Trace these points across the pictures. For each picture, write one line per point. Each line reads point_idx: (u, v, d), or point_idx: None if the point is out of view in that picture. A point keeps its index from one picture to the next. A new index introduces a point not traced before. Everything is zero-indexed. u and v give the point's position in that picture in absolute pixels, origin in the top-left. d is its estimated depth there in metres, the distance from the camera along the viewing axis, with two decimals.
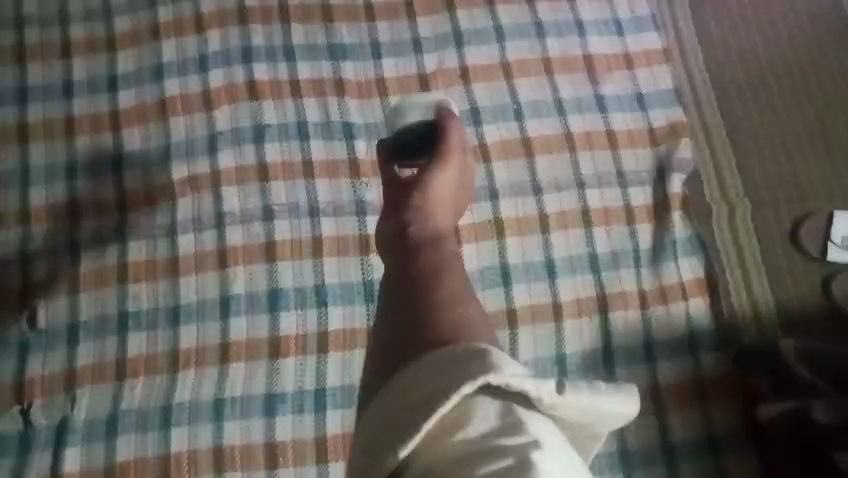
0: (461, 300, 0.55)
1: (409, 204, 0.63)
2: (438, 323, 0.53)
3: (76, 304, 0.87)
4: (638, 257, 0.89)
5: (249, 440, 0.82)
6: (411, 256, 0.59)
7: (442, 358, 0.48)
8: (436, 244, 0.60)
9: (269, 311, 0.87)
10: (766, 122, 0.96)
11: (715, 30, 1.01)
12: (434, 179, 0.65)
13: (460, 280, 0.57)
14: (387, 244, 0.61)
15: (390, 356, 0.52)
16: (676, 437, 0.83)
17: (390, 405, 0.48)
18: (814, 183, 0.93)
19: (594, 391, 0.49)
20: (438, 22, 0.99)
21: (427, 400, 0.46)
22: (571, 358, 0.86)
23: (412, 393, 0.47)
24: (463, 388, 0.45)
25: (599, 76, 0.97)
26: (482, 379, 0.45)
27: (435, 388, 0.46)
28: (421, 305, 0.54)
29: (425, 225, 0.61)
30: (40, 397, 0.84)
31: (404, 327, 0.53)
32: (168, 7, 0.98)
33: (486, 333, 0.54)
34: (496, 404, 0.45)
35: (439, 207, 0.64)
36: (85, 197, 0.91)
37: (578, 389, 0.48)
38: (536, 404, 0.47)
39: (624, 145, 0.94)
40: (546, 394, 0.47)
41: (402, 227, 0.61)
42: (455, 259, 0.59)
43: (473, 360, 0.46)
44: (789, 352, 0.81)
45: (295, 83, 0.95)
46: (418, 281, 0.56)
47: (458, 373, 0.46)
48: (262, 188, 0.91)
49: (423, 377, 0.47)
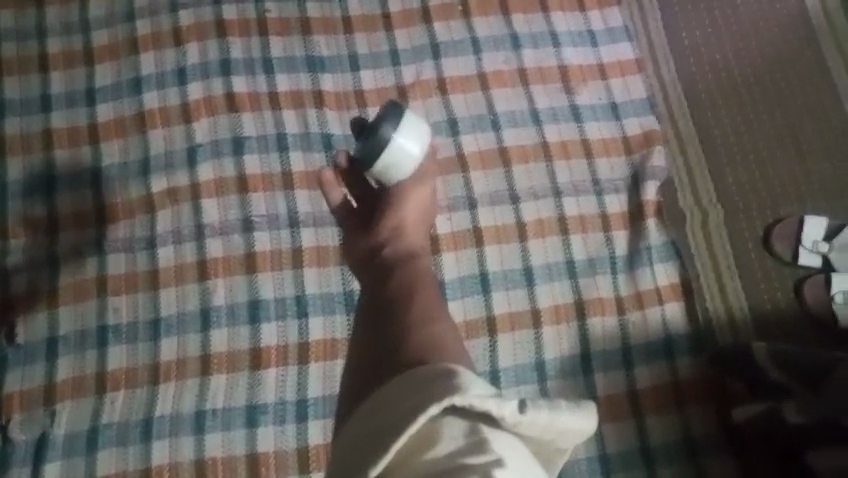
0: (433, 317, 0.56)
1: (384, 220, 0.64)
2: (414, 345, 0.54)
3: (55, 317, 0.87)
4: (615, 263, 0.91)
5: (231, 451, 0.82)
6: (384, 276, 0.60)
7: (409, 375, 0.49)
8: (409, 262, 0.61)
9: (250, 323, 0.87)
10: (738, 130, 0.98)
11: (687, 40, 1.03)
12: (409, 193, 0.65)
13: (432, 295, 0.58)
14: (361, 265, 0.63)
15: (366, 380, 0.54)
16: (653, 439, 0.84)
17: (360, 425, 0.49)
18: (785, 190, 0.95)
19: (554, 411, 0.50)
20: (416, 34, 1.00)
21: (399, 420, 0.47)
22: (550, 364, 0.87)
23: (381, 414, 0.49)
24: (431, 409, 0.47)
25: (574, 86, 0.99)
26: (448, 400, 0.47)
27: (404, 409, 0.48)
28: (393, 326, 0.55)
29: (399, 246, 0.62)
30: (19, 412, 0.84)
31: (378, 349, 0.55)
32: (146, 21, 0.99)
33: (459, 351, 0.55)
34: (462, 423, 0.47)
35: (415, 228, 0.64)
36: (63, 210, 0.91)
37: (538, 407, 0.50)
38: (499, 424, 0.48)
39: (599, 154, 0.96)
40: (508, 413, 0.48)
41: (376, 249, 0.62)
42: (428, 274, 0.60)
43: (441, 381, 0.48)
44: (761, 355, 0.82)
45: (273, 96, 0.96)
46: (389, 300, 0.57)
47: (426, 393, 0.48)
48: (242, 199, 0.91)
49: (392, 396, 0.49)
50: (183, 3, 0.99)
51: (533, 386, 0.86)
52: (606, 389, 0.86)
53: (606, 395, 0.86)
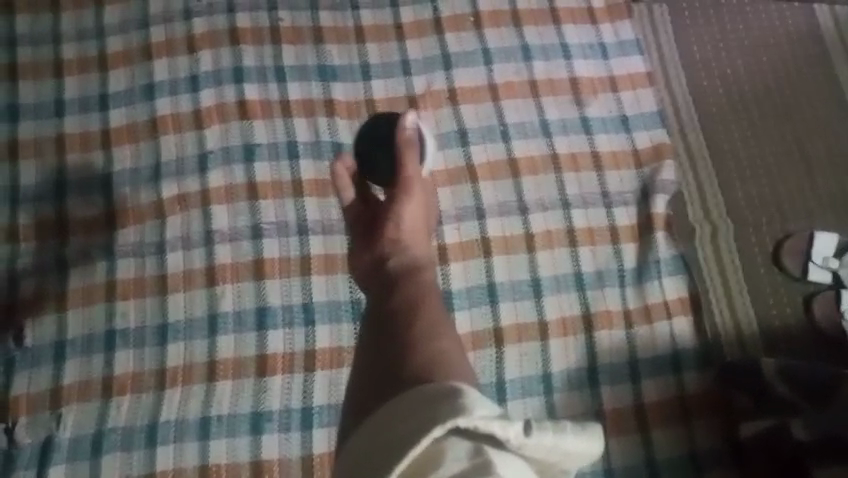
0: (439, 333, 0.55)
1: (383, 236, 0.62)
2: (416, 361, 0.53)
3: (63, 321, 0.87)
4: (623, 276, 0.91)
5: (235, 458, 0.82)
6: (388, 291, 0.58)
7: (417, 394, 0.49)
8: (415, 276, 0.59)
9: (256, 329, 0.87)
10: (748, 144, 0.98)
11: (698, 54, 1.03)
12: (405, 207, 0.64)
13: (438, 311, 0.57)
14: (365, 277, 0.61)
15: (367, 395, 0.53)
16: (660, 454, 0.84)
17: (365, 443, 0.49)
18: (794, 205, 0.95)
19: (560, 432, 0.50)
20: (427, 44, 1.00)
21: (403, 442, 0.47)
22: (557, 376, 0.87)
23: (386, 432, 0.48)
24: (435, 430, 0.46)
25: (585, 98, 0.99)
26: (452, 422, 0.46)
27: (409, 429, 0.47)
28: (396, 342, 0.54)
29: (402, 258, 0.60)
30: (25, 414, 0.84)
31: (381, 364, 0.54)
32: (160, 28, 0.99)
33: (464, 367, 0.54)
34: (467, 444, 0.47)
35: (416, 239, 0.63)
36: (74, 214, 0.91)
37: (543, 429, 0.49)
38: (504, 446, 0.47)
39: (609, 166, 0.95)
40: (513, 435, 0.47)
41: (380, 262, 0.61)
42: (434, 289, 0.59)
43: (447, 402, 0.47)
44: (769, 370, 0.82)
45: (284, 104, 0.96)
46: (394, 317, 0.56)
47: (431, 414, 0.47)
48: (252, 206, 0.91)
49: (396, 415, 0.48)
50: (196, 11, 1.00)
51: (539, 398, 0.86)
52: (612, 403, 0.86)
53: (612, 409, 0.86)
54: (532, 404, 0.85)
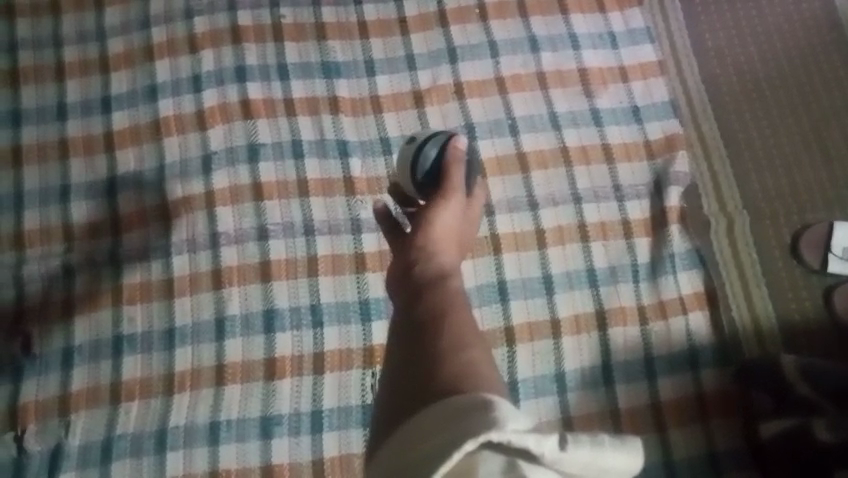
0: (469, 343, 0.52)
1: (414, 242, 0.62)
2: (443, 370, 0.50)
3: (70, 328, 0.86)
4: (636, 271, 0.89)
5: (245, 462, 0.81)
6: (414, 299, 0.56)
7: (450, 407, 0.46)
8: (442, 282, 0.57)
9: (264, 333, 0.86)
10: (764, 133, 0.96)
11: (710, 42, 1.01)
12: (435, 217, 0.64)
13: (467, 319, 0.55)
14: (394, 282, 0.60)
15: (395, 406, 0.50)
16: (677, 454, 0.82)
17: (397, 457, 0.46)
18: (811, 194, 0.92)
19: (597, 446, 0.45)
20: (432, 37, 0.98)
21: (434, 455, 0.44)
22: (571, 375, 0.85)
23: (416, 447, 0.46)
24: (465, 445, 0.42)
25: (594, 90, 0.97)
26: (484, 436, 0.42)
27: (440, 442, 0.44)
28: (423, 353, 0.52)
29: (430, 265, 0.59)
30: (33, 422, 0.83)
31: (410, 374, 0.51)
32: (161, 28, 0.98)
33: (496, 379, 0.50)
34: (500, 458, 0.43)
35: (444, 245, 0.62)
36: (79, 221, 0.91)
37: (579, 443, 0.44)
38: (540, 460, 0.43)
39: (620, 158, 0.93)
40: (549, 450, 0.43)
41: (407, 267, 0.59)
42: (461, 296, 0.56)
43: (480, 415, 0.44)
44: (789, 371, 0.79)
45: (289, 102, 0.95)
46: (421, 326, 0.54)
47: (461, 429, 0.44)
48: (257, 207, 0.90)
49: (429, 430, 0.46)
50: (197, 10, 0.99)
51: (553, 397, 0.84)
52: (627, 402, 0.84)
53: (627, 408, 0.84)
54: (545, 403, 0.84)
